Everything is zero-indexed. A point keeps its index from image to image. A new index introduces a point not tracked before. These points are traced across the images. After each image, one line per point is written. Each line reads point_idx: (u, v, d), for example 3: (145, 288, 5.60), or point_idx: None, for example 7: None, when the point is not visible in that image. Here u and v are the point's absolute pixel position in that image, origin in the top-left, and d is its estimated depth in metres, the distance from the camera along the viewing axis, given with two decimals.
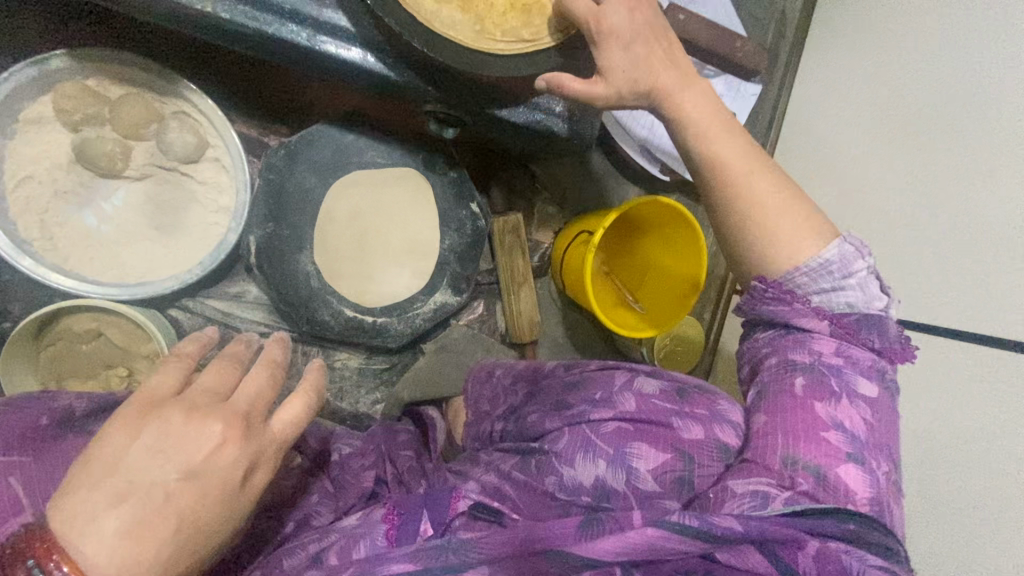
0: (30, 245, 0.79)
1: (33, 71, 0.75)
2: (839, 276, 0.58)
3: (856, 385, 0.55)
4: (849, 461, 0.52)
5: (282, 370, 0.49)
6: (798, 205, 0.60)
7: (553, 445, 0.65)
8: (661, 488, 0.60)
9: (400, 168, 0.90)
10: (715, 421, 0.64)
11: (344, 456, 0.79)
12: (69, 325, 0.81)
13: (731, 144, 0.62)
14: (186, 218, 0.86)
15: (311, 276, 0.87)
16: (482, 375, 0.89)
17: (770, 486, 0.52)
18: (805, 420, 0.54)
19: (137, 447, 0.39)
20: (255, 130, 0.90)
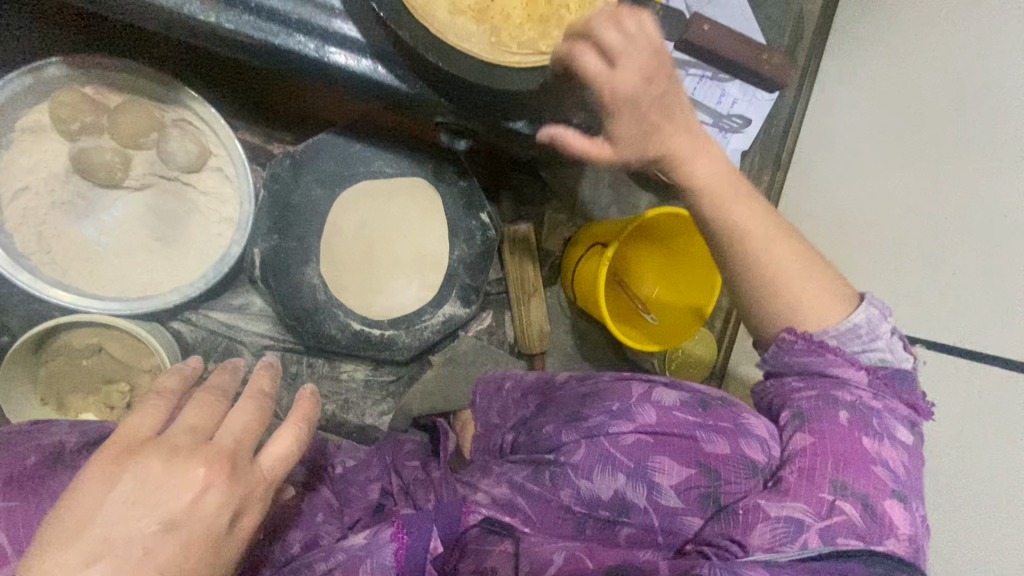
0: (28, 258, 0.76)
1: (29, 78, 0.72)
2: (868, 340, 0.58)
3: (895, 430, 0.56)
4: (893, 497, 0.53)
5: (270, 400, 0.49)
6: (814, 267, 0.59)
7: (569, 457, 0.63)
8: (683, 504, 0.59)
9: (409, 178, 0.88)
10: (742, 434, 0.62)
11: (348, 470, 0.79)
12: (68, 340, 0.79)
13: (750, 212, 0.59)
14: (188, 229, 0.84)
15: (317, 288, 0.85)
16: (491, 388, 0.86)
17: (806, 514, 0.51)
18: (850, 450, 0.54)
19: (112, 500, 0.38)
20: (259, 138, 0.87)
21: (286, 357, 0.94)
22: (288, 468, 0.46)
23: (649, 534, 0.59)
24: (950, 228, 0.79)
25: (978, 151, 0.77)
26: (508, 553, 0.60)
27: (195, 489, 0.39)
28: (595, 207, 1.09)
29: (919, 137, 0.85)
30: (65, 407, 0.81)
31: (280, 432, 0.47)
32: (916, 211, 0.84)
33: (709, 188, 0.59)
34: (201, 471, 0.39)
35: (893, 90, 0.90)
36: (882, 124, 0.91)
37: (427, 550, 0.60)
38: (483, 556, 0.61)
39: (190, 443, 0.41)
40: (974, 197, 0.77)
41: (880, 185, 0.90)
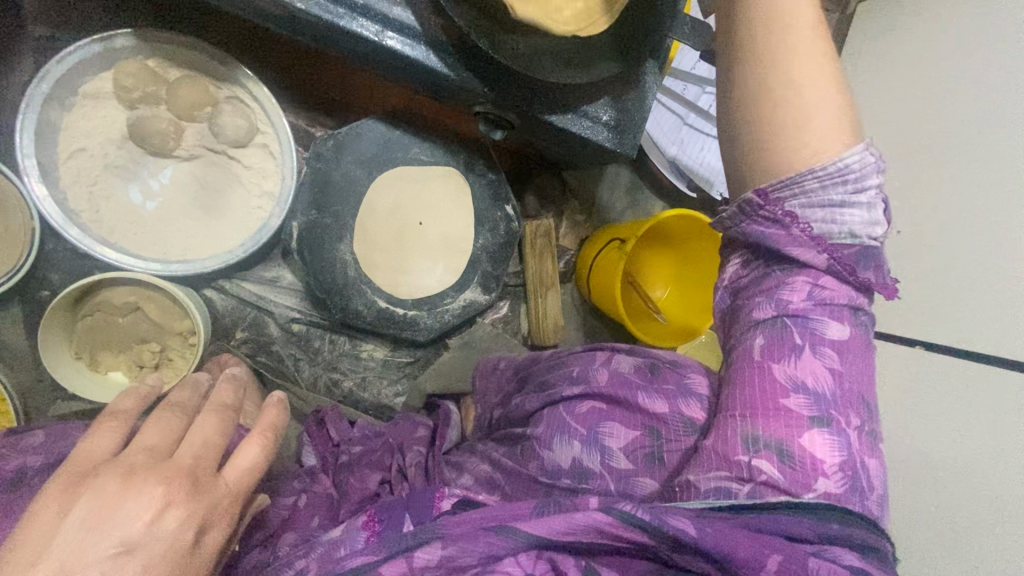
0: (78, 216, 0.80)
1: (99, 46, 0.77)
2: (851, 190, 0.53)
3: (822, 331, 0.54)
4: (813, 427, 0.51)
5: (232, 415, 0.52)
6: (821, 42, 0.55)
7: (535, 429, 0.66)
8: (634, 467, 0.60)
9: (442, 167, 0.92)
10: (681, 393, 0.64)
11: (353, 458, 0.82)
12: (107, 297, 0.82)
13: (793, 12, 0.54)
14: (229, 199, 0.88)
15: (348, 265, 0.89)
16: (488, 368, 0.89)
17: (729, 480, 0.50)
18: (761, 387, 0.53)
19: (69, 525, 0.39)
20: (305, 121, 0.92)
21: (311, 331, 0.97)
22: (254, 479, 0.49)
23: None
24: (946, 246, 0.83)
25: (982, 153, 0.80)
26: None
27: (154, 508, 0.41)
28: (614, 210, 1.15)
29: (925, 138, 0.89)
30: (97, 362, 0.84)
31: (248, 443, 0.49)
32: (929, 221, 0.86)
33: None
34: (159, 490, 0.42)
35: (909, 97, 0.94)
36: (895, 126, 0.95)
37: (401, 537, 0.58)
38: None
39: (144, 464, 0.43)
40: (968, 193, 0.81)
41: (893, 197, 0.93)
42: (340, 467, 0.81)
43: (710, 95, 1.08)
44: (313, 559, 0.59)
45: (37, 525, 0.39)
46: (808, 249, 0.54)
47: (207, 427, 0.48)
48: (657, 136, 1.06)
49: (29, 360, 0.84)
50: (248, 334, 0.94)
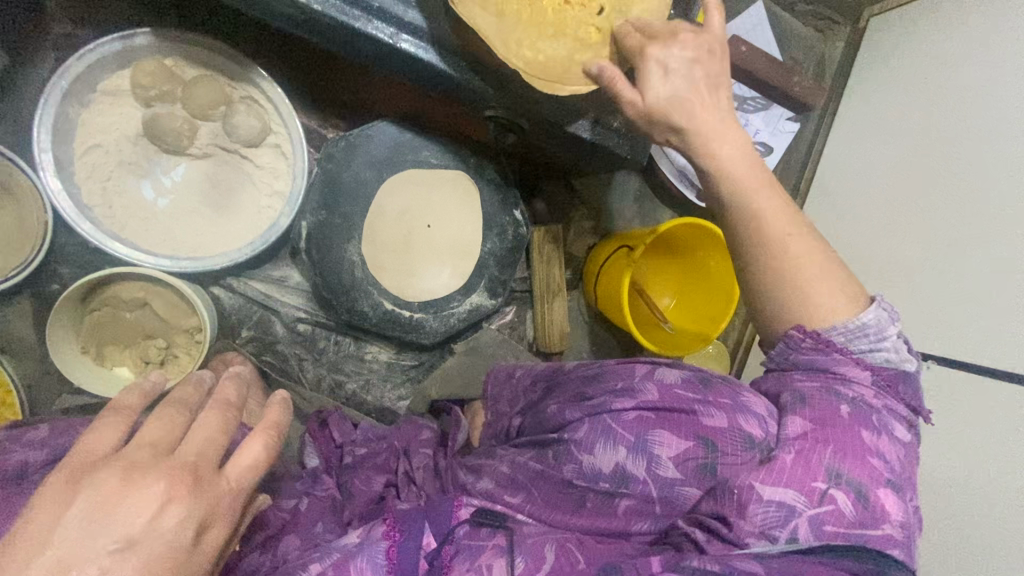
0: (92, 210, 0.81)
1: (119, 44, 0.78)
2: (875, 338, 0.57)
3: (892, 427, 0.56)
4: (887, 486, 0.53)
5: (235, 413, 0.50)
6: (796, 220, 0.58)
7: (573, 434, 0.62)
8: (682, 476, 0.58)
9: (453, 172, 0.92)
10: (740, 410, 0.59)
11: (356, 459, 0.82)
12: (116, 292, 0.82)
13: (770, 199, 0.57)
14: (240, 198, 0.88)
15: (355, 265, 0.89)
16: (501, 375, 0.88)
17: (797, 501, 0.52)
18: (850, 441, 0.54)
19: (69, 518, 0.40)
20: (317, 122, 0.93)
21: (316, 331, 0.97)
22: (257, 475, 0.48)
23: (648, 505, 0.59)
24: (954, 265, 0.84)
25: (979, 175, 0.83)
26: (501, 548, 0.57)
27: (152, 506, 0.41)
28: (622, 218, 1.15)
29: (921, 160, 0.92)
30: (103, 358, 0.84)
31: (249, 442, 0.49)
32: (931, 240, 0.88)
33: (727, 174, 0.56)
34: (161, 486, 0.42)
35: (912, 113, 0.95)
36: (894, 145, 0.98)
37: (421, 546, 0.57)
38: (476, 552, 0.57)
39: (146, 459, 0.43)
40: (973, 206, 0.83)
41: (895, 214, 0.95)
42: (342, 469, 0.80)
43: None
44: (328, 565, 0.57)
45: (38, 520, 0.39)
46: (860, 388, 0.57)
47: (209, 425, 0.47)
48: (667, 145, 1.06)
49: (35, 353, 0.84)
50: (252, 332, 0.93)
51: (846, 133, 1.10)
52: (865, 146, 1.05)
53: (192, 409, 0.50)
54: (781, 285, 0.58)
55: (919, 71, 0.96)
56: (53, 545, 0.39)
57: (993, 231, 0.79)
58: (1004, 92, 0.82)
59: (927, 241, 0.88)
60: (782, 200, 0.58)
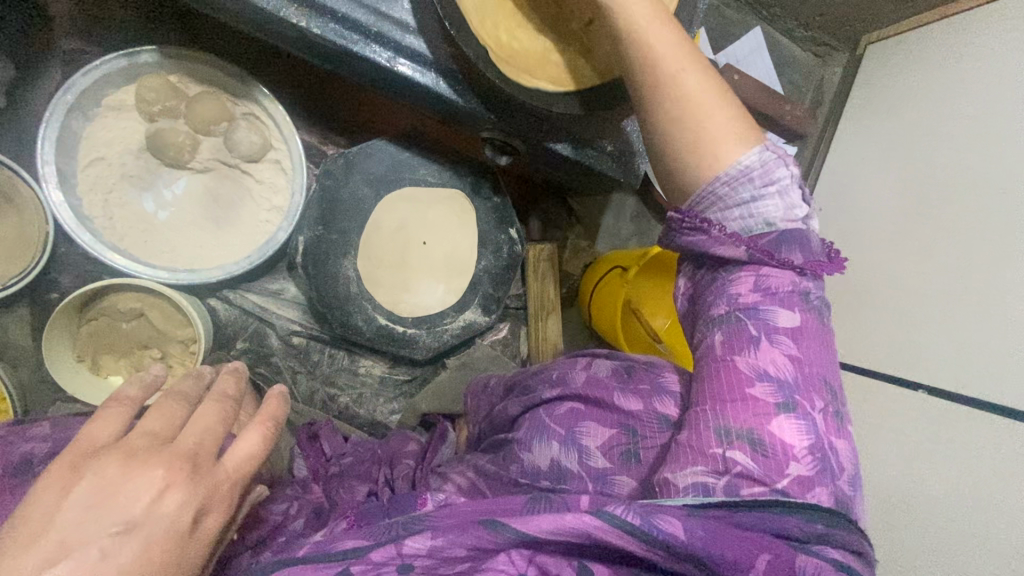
0: (92, 221, 0.82)
1: (124, 61, 0.80)
2: (760, 185, 0.51)
3: (775, 321, 0.50)
4: (779, 413, 0.47)
5: (232, 405, 0.52)
6: (694, 59, 0.52)
7: (516, 434, 0.67)
8: (610, 464, 0.59)
9: (449, 189, 0.93)
10: (654, 392, 0.63)
11: (344, 469, 0.83)
12: (113, 302, 0.83)
13: (665, 36, 0.52)
14: (239, 211, 0.90)
15: (350, 281, 0.90)
16: (478, 388, 0.88)
17: (707, 475, 0.47)
18: (729, 382, 0.49)
19: (71, 504, 0.40)
20: (318, 139, 0.95)
21: (311, 345, 0.98)
22: (253, 469, 0.48)
23: None
24: (950, 291, 0.83)
25: (976, 203, 0.83)
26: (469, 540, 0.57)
27: (154, 489, 0.42)
28: (618, 237, 1.16)
29: (918, 186, 0.92)
30: (99, 366, 0.85)
31: (248, 431, 0.49)
32: (929, 265, 0.87)
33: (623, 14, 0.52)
34: (160, 471, 0.42)
35: (908, 139, 0.96)
36: (892, 170, 0.98)
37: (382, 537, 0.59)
38: None
39: (146, 447, 0.44)
40: (963, 231, 0.84)
41: (891, 239, 0.95)
42: (331, 477, 0.81)
43: None
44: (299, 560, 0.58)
45: (38, 508, 0.40)
46: (730, 248, 0.52)
47: (208, 416, 0.49)
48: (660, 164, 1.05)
49: (31, 359, 0.85)
50: (247, 344, 0.94)
51: (846, 155, 1.11)
52: (860, 170, 1.06)
53: (190, 404, 0.51)
54: (675, 130, 0.52)
55: (912, 97, 0.98)
56: (53, 529, 0.39)
57: (983, 257, 0.80)
58: (1000, 119, 0.83)
59: (917, 261, 0.89)
60: (684, 43, 0.53)
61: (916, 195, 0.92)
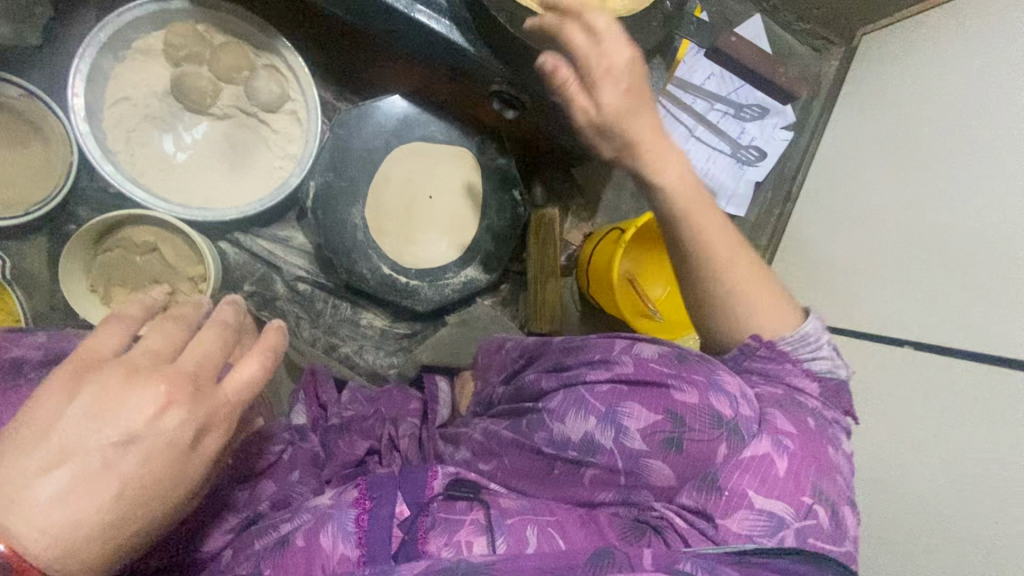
0: (114, 155, 0.86)
1: (155, 6, 0.85)
2: (816, 347, 0.69)
3: (840, 439, 0.66)
4: (848, 502, 0.61)
5: (234, 333, 0.50)
6: (735, 242, 0.68)
7: (547, 403, 0.70)
8: (647, 447, 0.64)
9: (457, 148, 0.97)
10: (711, 388, 0.65)
11: (346, 420, 0.85)
12: (129, 236, 0.86)
13: (714, 223, 0.66)
14: (255, 158, 0.94)
15: (358, 228, 0.93)
16: (493, 346, 0.91)
17: (787, 513, 0.58)
18: (822, 455, 0.63)
19: (71, 412, 0.41)
20: (333, 97, 0.99)
21: (315, 293, 1.00)
22: (253, 395, 0.49)
23: (612, 475, 0.65)
24: (952, 261, 0.85)
25: (976, 177, 0.85)
26: (479, 525, 0.61)
27: (153, 405, 0.42)
28: (618, 210, 1.19)
29: (915, 162, 0.94)
30: (109, 297, 0.88)
31: (245, 360, 0.49)
32: (929, 237, 0.89)
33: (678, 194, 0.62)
34: (159, 389, 0.43)
35: (906, 119, 0.99)
36: (892, 149, 1.00)
37: (394, 514, 0.61)
38: (454, 527, 0.61)
39: (147, 364, 0.44)
40: (970, 236, 0.83)
41: (889, 214, 0.96)
42: (329, 429, 0.84)
43: (718, 112, 1.19)
44: (298, 525, 0.63)
45: (42, 407, 0.41)
46: (801, 381, 0.68)
47: (206, 339, 0.48)
48: None
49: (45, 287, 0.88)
50: (253, 289, 0.96)
51: (844, 141, 1.14)
52: (859, 151, 1.08)
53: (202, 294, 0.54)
54: (721, 292, 0.68)
55: (912, 79, 1.01)
56: (56, 433, 0.40)
57: (986, 226, 0.82)
58: (1001, 94, 0.84)
59: (918, 236, 0.90)
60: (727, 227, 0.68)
61: (915, 172, 0.94)
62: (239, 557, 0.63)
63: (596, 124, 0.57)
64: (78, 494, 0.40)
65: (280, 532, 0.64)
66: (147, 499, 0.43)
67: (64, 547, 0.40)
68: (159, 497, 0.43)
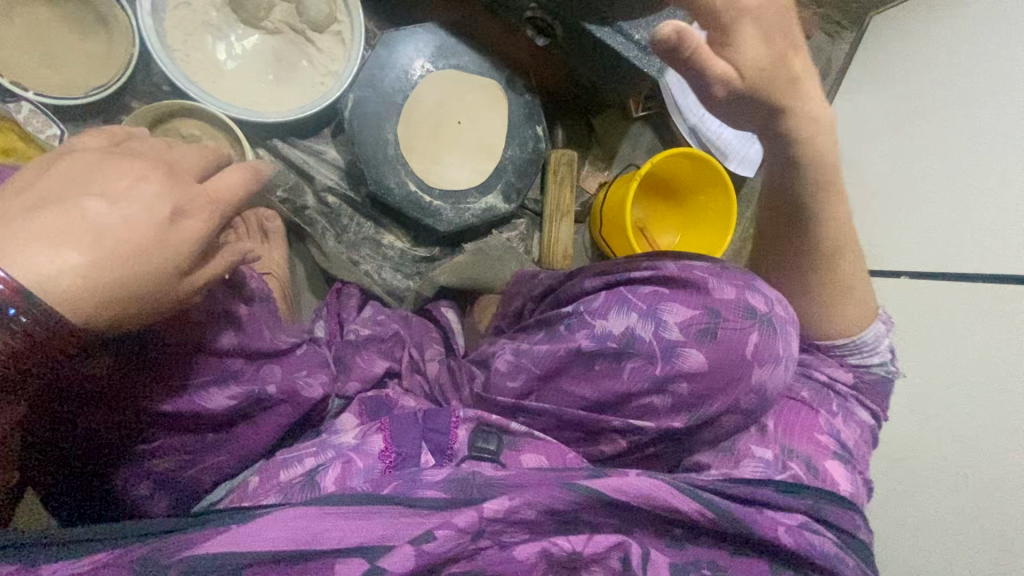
0: (171, 51, 0.92)
1: None
2: (868, 352, 0.74)
3: (853, 411, 0.72)
4: (834, 458, 0.66)
5: (214, 161, 0.52)
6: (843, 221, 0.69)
7: (588, 305, 0.71)
8: (684, 339, 0.65)
9: (487, 80, 1.04)
10: (749, 288, 0.68)
11: (362, 337, 0.89)
12: (176, 127, 0.92)
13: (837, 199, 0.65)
14: (299, 72, 1.00)
15: (390, 144, 0.99)
16: (526, 275, 0.93)
17: (767, 467, 0.64)
18: (805, 423, 0.69)
19: (53, 175, 0.43)
20: (375, 26, 1.09)
21: (342, 207, 1.06)
22: (236, 200, 0.50)
23: (650, 366, 0.65)
24: (954, 207, 0.90)
25: (976, 125, 0.88)
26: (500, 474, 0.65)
27: (132, 175, 0.44)
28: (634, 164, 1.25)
29: (919, 120, 0.99)
30: None
31: (226, 173, 0.50)
32: (932, 188, 0.94)
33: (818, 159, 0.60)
34: (137, 165, 0.45)
35: (914, 83, 1.04)
36: (899, 110, 1.05)
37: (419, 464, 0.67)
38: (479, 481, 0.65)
39: (127, 155, 0.47)
40: (986, 206, 0.84)
41: (891, 168, 1.01)
42: (344, 344, 0.87)
43: None
44: (323, 461, 0.67)
45: (24, 174, 0.44)
46: (838, 371, 0.74)
47: (189, 153, 0.51)
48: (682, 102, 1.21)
49: None
50: (286, 195, 1.02)
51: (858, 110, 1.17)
52: (862, 118, 1.14)
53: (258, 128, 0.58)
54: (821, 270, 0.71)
55: (921, 46, 1.06)
56: (36, 187, 0.42)
57: (985, 170, 0.86)
58: (1003, 48, 0.88)
59: (919, 186, 0.96)
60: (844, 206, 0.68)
61: (919, 127, 0.98)
62: (268, 486, 0.66)
63: (735, 93, 0.49)
64: (55, 237, 0.40)
65: (305, 466, 0.67)
66: (116, 257, 0.41)
67: (35, 283, 0.38)
68: (141, 260, 0.43)
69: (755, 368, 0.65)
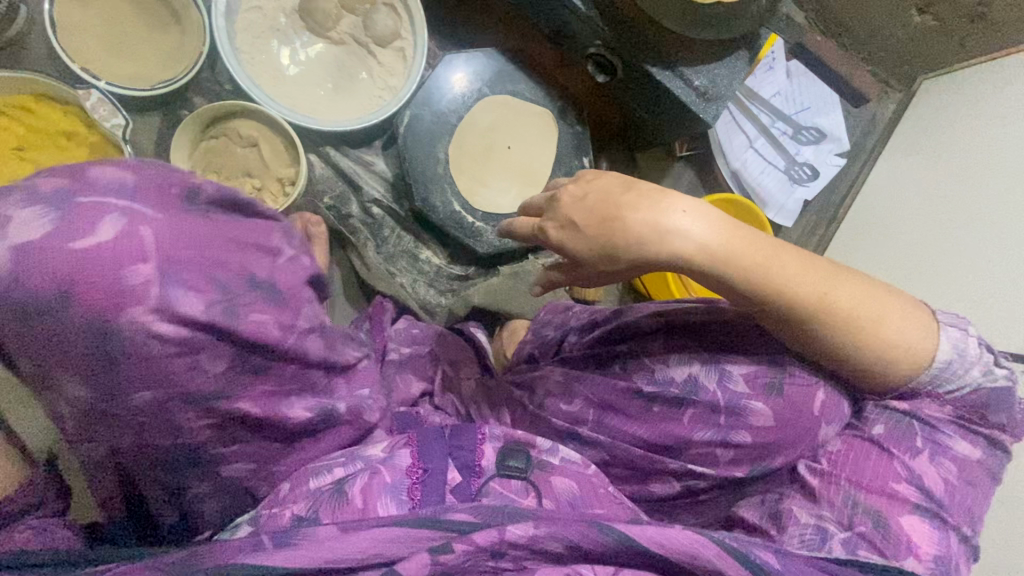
0: (239, 53, 0.94)
1: None
2: (958, 371, 0.59)
3: (950, 446, 0.60)
4: (913, 513, 0.58)
5: None
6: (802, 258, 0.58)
7: (645, 346, 0.72)
8: (750, 390, 0.65)
9: (541, 108, 1.05)
10: None
11: (396, 355, 0.89)
12: (235, 126, 0.94)
13: (787, 262, 0.57)
14: (358, 84, 1.01)
15: (440, 161, 1.00)
16: (559, 308, 0.91)
17: (830, 522, 0.59)
18: (875, 471, 0.60)
19: None
20: (435, 45, 1.11)
21: (385, 219, 1.07)
22: None
23: (712, 414, 0.66)
24: (976, 275, 0.91)
25: (1010, 197, 0.89)
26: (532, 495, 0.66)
27: None
28: None
29: (959, 187, 1.00)
30: None
31: None
32: (959, 253, 0.95)
33: (710, 252, 0.56)
34: None
35: (957, 151, 1.05)
36: (939, 176, 1.06)
37: (446, 481, 0.64)
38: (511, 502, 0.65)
39: None
40: (1002, 275, 0.86)
41: (926, 232, 1.03)
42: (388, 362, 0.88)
43: (780, 129, 1.26)
44: (354, 472, 0.63)
45: None
46: (931, 408, 0.61)
47: None
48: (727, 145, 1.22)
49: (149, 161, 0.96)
50: (332, 202, 1.03)
51: (903, 171, 1.18)
52: (904, 180, 1.16)
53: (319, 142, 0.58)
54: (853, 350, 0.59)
55: (969, 115, 1.07)
56: None
57: (1011, 242, 0.87)
58: None
59: (949, 250, 0.97)
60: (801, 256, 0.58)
61: (956, 194, 1.00)
62: (295, 492, 0.61)
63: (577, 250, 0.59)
64: None
65: (334, 475, 0.62)
66: None
67: None
68: None
69: (822, 423, 0.65)
